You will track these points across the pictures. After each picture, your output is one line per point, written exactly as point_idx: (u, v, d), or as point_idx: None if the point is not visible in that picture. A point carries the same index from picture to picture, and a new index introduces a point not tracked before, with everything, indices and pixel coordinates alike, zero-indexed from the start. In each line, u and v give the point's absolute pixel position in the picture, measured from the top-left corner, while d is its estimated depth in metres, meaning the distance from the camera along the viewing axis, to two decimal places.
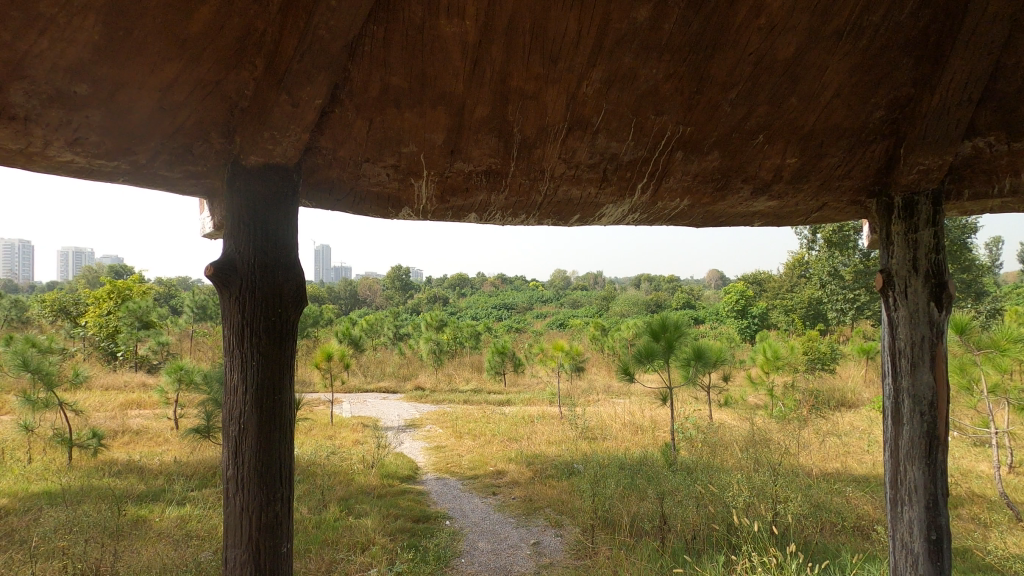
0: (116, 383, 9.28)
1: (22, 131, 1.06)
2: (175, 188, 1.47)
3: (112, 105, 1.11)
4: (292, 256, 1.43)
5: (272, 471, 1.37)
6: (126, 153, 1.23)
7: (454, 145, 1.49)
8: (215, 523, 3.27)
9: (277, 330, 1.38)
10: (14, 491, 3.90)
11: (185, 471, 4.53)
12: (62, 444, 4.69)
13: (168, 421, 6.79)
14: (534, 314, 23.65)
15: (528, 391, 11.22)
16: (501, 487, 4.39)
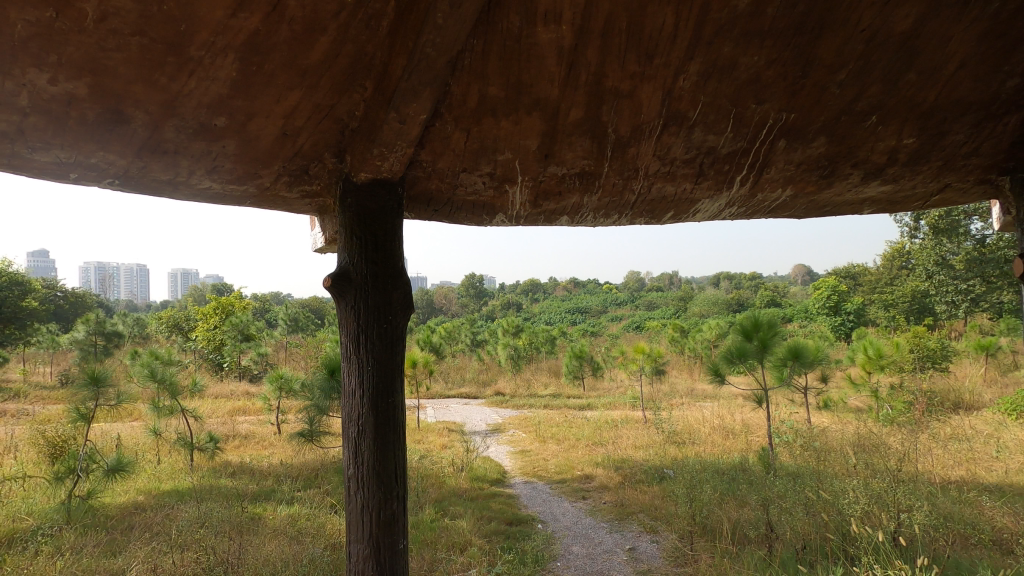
0: (224, 391, 10.10)
1: (172, 163, 1.20)
2: (291, 207, 1.59)
3: (244, 134, 1.21)
4: (400, 265, 1.51)
5: (389, 470, 1.43)
6: (254, 177, 1.36)
7: (548, 150, 1.51)
8: (322, 522, 3.46)
9: (388, 336, 1.45)
10: (149, 489, 4.33)
11: (291, 473, 4.85)
12: (186, 447, 5.16)
13: (272, 426, 7.31)
14: (610, 317, 23.29)
15: (609, 395, 11.07)
16: (591, 492, 4.35)
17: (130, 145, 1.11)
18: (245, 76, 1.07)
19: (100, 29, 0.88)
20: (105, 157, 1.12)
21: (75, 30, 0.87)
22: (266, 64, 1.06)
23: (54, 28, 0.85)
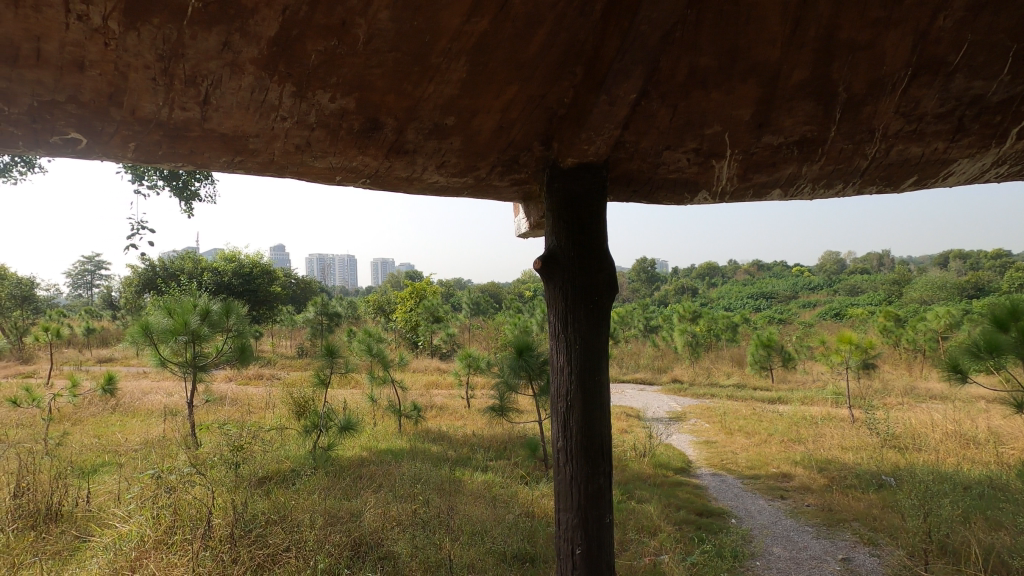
0: (421, 366, 11.32)
1: (410, 161, 1.36)
2: (499, 195, 1.71)
3: (467, 130, 1.32)
4: (604, 246, 1.54)
5: (595, 446, 1.47)
6: (472, 169, 1.49)
7: (763, 119, 1.40)
8: (515, 490, 3.71)
9: (594, 316, 1.49)
10: (370, 446, 5.06)
11: (483, 443, 5.27)
12: (396, 413, 5.92)
13: (462, 399, 8.02)
14: (802, 302, 20.91)
15: (804, 388, 9.99)
16: (790, 491, 3.99)
17: (381, 148, 1.28)
18: (473, 74, 1.16)
19: (367, 49, 1.00)
20: (363, 160, 1.31)
21: (350, 53, 1.00)
22: (490, 62, 1.13)
23: (336, 53, 0.99)
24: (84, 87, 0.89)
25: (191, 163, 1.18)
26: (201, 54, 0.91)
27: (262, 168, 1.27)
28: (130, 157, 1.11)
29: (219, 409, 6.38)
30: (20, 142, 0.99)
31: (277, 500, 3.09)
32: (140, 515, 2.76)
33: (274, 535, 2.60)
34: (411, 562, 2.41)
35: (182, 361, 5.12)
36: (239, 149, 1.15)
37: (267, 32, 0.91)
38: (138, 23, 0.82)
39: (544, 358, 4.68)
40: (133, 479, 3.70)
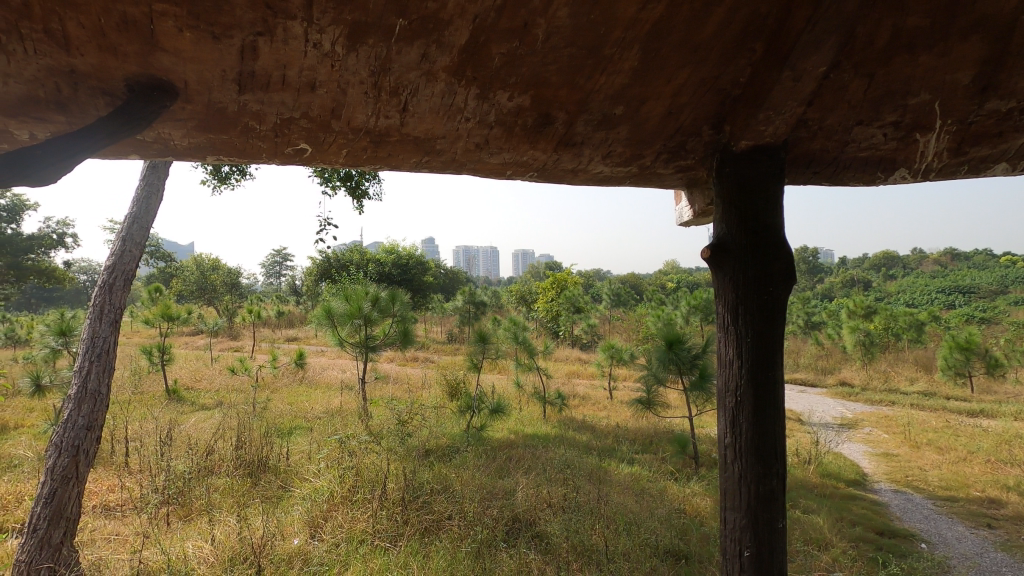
0: (562, 356, 11.47)
1: (577, 152, 1.39)
2: (662, 183, 1.67)
3: (635, 119, 1.30)
4: (780, 233, 1.44)
5: (768, 445, 1.39)
6: (637, 158, 1.47)
7: (987, 82, 1.21)
8: (663, 485, 3.63)
9: (769, 308, 1.40)
10: (517, 430, 5.27)
11: (628, 435, 5.22)
12: (540, 399, 6.09)
13: (604, 390, 7.99)
14: (1015, 298, 17.37)
15: (1016, 401, 8.34)
16: (999, 520, 3.39)
17: (551, 142, 1.32)
18: (645, 63, 1.13)
19: (545, 47, 1.04)
20: (533, 154, 1.36)
21: (529, 53, 1.04)
22: (663, 48, 1.09)
23: (516, 54, 1.04)
24: (313, 104, 1.05)
25: (386, 165, 1.32)
26: (404, 67, 1.01)
27: (444, 166, 1.38)
28: (340, 163, 1.27)
29: (384, 386, 7.09)
30: (262, 154, 1.18)
31: (440, 470, 3.36)
32: (329, 473, 3.19)
33: (437, 503, 2.84)
34: (564, 543, 2.49)
35: (357, 342, 5.78)
36: (427, 150, 1.27)
37: (459, 41, 0.99)
38: (358, 45, 0.95)
39: (695, 352, 4.49)
40: (321, 442, 4.27)
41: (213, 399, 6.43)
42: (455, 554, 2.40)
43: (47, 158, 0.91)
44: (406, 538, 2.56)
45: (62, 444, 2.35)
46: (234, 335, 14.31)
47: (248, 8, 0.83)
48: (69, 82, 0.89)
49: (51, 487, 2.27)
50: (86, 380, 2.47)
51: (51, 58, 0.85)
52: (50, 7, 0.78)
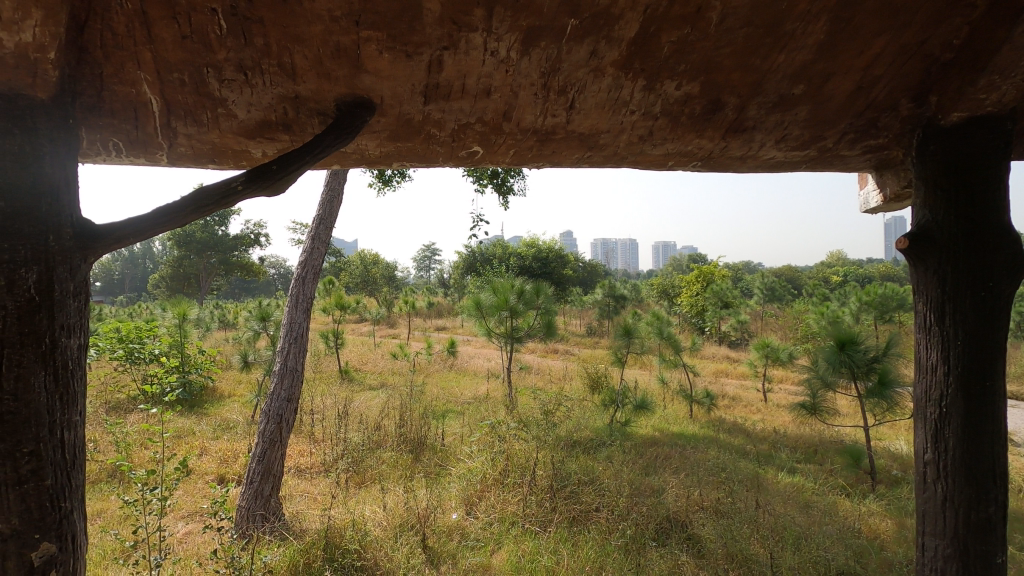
0: (708, 354, 10.84)
1: (748, 138, 1.30)
2: (845, 167, 1.51)
3: (818, 98, 1.19)
4: (1003, 219, 1.22)
5: (983, 466, 1.19)
6: (818, 140, 1.34)
7: None
8: (832, 500, 3.28)
9: (987, 308, 1.20)
10: (663, 428, 5.12)
11: (788, 442, 4.79)
12: (687, 398, 5.82)
13: (758, 391, 7.41)
14: None
15: None
16: None
17: (719, 129, 1.26)
18: (833, 36, 1.02)
19: (719, 31, 0.99)
20: (698, 143, 1.31)
21: (701, 38, 1.01)
22: (856, 15, 0.98)
23: (687, 41, 1.01)
24: (487, 109, 1.11)
25: (549, 162, 1.36)
26: (573, 65, 1.04)
27: (605, 160, 1.38)
28: (508, 162, 1.34)
29: (528, 377, 7.31)
30: (439, 158, 1.29)
31: (586, 462, 3.40)
32: (481, 455, 3.38)
33: (585, 494, 2.87)
34: (719, 550, 2.38)
35: (503, 332, 6.03)
36: (590, 145, 1.28)
37: (629, 34, 0.98)
38: (530, 49, 0.99)
39: (873, 354, 3.97)
40: (471, 427, 4.54)
41: (377, 381, 7.14)
42: (605, 547, 2.42)
43: (283, 171, 1.02)
44: (555, 524, 2.63)
45: (270, 412, 2.77)
46: (392, 323, 15.73)
47: (437, 25, 0.91)
48: (294, 106, 1.05)
49: (263, 447, 2.70)
50: (287, 358, 2.89)
51: (282, 87, 1.01)
52: (284, 45, 0.92)
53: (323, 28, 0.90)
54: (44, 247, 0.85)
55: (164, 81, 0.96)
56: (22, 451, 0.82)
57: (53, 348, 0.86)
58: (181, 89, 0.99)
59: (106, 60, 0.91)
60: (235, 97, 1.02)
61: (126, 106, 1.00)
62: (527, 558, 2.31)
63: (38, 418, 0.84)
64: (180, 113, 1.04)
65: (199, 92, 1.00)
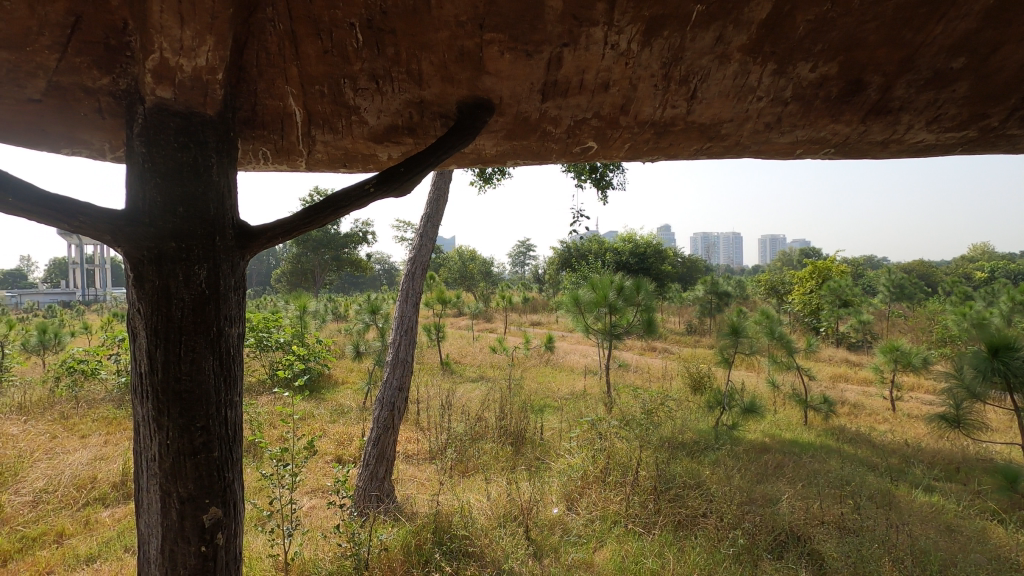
0: (824, 357, 10.01)
1: (893, 121, 1.18)
2: (1014, 147, 1.32)
3: (982, 71, 1.05)
4: None
5: None
6: (979, 119, 1.19)
7: None
8: (981, 525, 2.91)
9: None
10: (774, 434, 4.80)
11: (923, 457, 4.31)
12: (801, 403, 5.41)
13: (884, 400, 6.72)
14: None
15: None
16: None
17: (859, 112, 1.16)
18: None
19: (865, 4, 0.90)
20: (833, 129, 1.21)
21: (843, 14, 0.92)
22: None
23: (827, 18, 0.93)
24: (605, 104, 1.10)
25: (665, 155, 1.31)
26: (697, 53, 0.99)
27: (725, 152, 1.31)
28: (621, 157, 1.32)
29: (626, 374, 7.18)
30: (553, 155, 1.29)
31: (691, 465, 3.27)
32: (581, 452, 3.37)
33: (691, 498, 2.77)
34: (845, 570, 2.19)
35: (602, 329, 5.96)
36: (711, 136, 1.23)
37: (760, 16, 0.92)
38: (652, 39, 0.96)
39: None
40: (570, 422, 4.55)
41: (477, 374, 7.34)
42: (714, 555, 2.32)
43: (410, 172, 1.08)
44: (659, 527, 2.57)
45: (383, 399, 2.94)
46: (489, 318, 16.13)
47: (558, 22, 0.92)
48: (419, 110, 1.10)
49: (377, 432, 2.87)
50: (398, 349, 3.05)
51: (408, 93, 1.06)
52: (413, 52, 0.97)
53: (449, 33, 0.93)
54: (211, 246, 0.96)
55: (307, 93, 1.05)
56: (195, 425, 0.93)
57: (218, 335, 0.97)
58: (321, 99, 1.07)
59: (260, 77, 1.01)
60: (367, 105, 1.09)
61: (274, 118, 1.10)
62: (631, 559, 2.27)
63: (208, 397, 0.95)
64: (319, 123, 1.13)
65: (336, 102, 1.08)
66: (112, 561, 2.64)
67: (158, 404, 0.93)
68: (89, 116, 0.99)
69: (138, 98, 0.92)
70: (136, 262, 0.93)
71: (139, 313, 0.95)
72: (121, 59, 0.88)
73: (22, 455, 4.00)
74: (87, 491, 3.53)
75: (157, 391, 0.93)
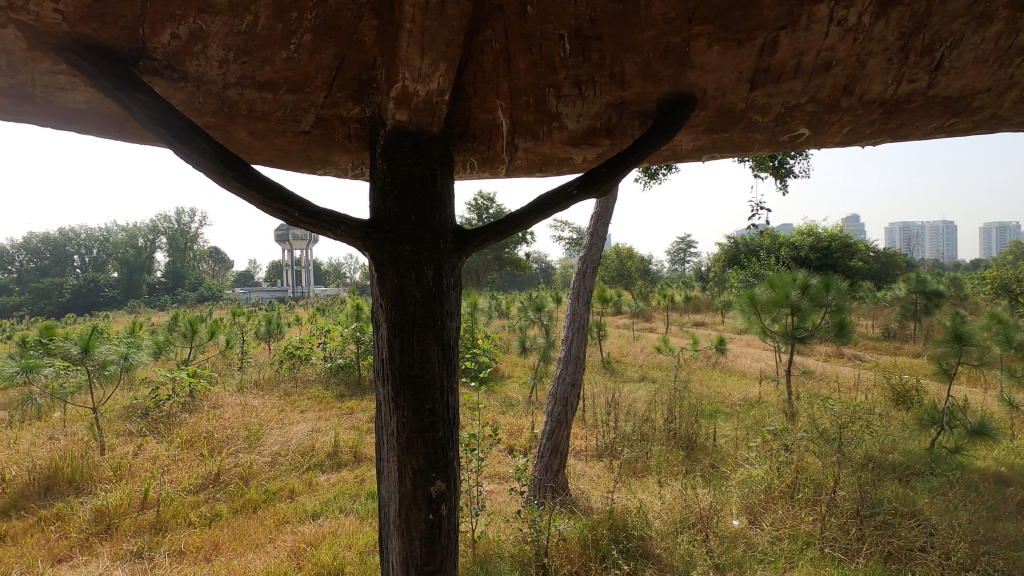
0: None
1: None
2: None
3: None
4: None
5: None
6: None
7: None
8: None
9: None
10: (1012, 463, 3.96)
11: None
12: None
13: None
14: None
15: None
16: None
17: None
18: None
19: None
20: None
21: None
22: None
23: None
24: (824, 86, 1.01)
25: (893, 137, 1.16)
26: (947, 16, 0.88)
27: (975, 127, 1.12)
28: (837, 142, 1.20)
29: (810, 382, 6.46)
30: (756, 146, 1.22)
31: (902, 491, 2.85)
32: (764, 463, 3.13)
33: (904, 528, 2.42)
34: None
35: (781, 331, 5.46)
36: (957, 110, 1.06)
37: None
38: (890, 8, 0.87)
39: None
40: (747, 431, 4.24)
41: (639, 374, 7.21)
42: None
43: (610, 173, 1.10)
44: (864, 556, 2.29)
45: (557, 394, 3.04)
46: (648, 317, 15.69)
47: (776, 5, 0.87)
48: (619, 111, 1.12)
49: (551, 426, 2.98)
50: (571, 346, 3.11)
51: (609, 95, 1.08)
52: (618, 55, 0.99)
53: (656, 32, 0.94)
54: (437, 248, 1.08)
55: (515, 104, 1.13)
56: (425, 407, 1.06)
57: (442, 328, 1.09)
58: (526, 110, 1.14)
59: (474, 94, 1.10)
60: (568, 111, 1.13)
61: (483, 131, 1.20)
62: None
63: (433, 382, 1.07)
64: (523, 131, 1.20)
65: (539, 110, 1.14)
66: (331, 518, 3.11)
67: (395, 386, 1.07)
68: (340, 142, 1.17)
69: (380, 123, 1.07)
70: (378, 263, 1.07)
71: (381, 308, 1.10)
72: (369, 90, 1.04)
73: (262, 423, 4.89)
74: (309, 458, 4.19)
75: (395, 375, 1.07)
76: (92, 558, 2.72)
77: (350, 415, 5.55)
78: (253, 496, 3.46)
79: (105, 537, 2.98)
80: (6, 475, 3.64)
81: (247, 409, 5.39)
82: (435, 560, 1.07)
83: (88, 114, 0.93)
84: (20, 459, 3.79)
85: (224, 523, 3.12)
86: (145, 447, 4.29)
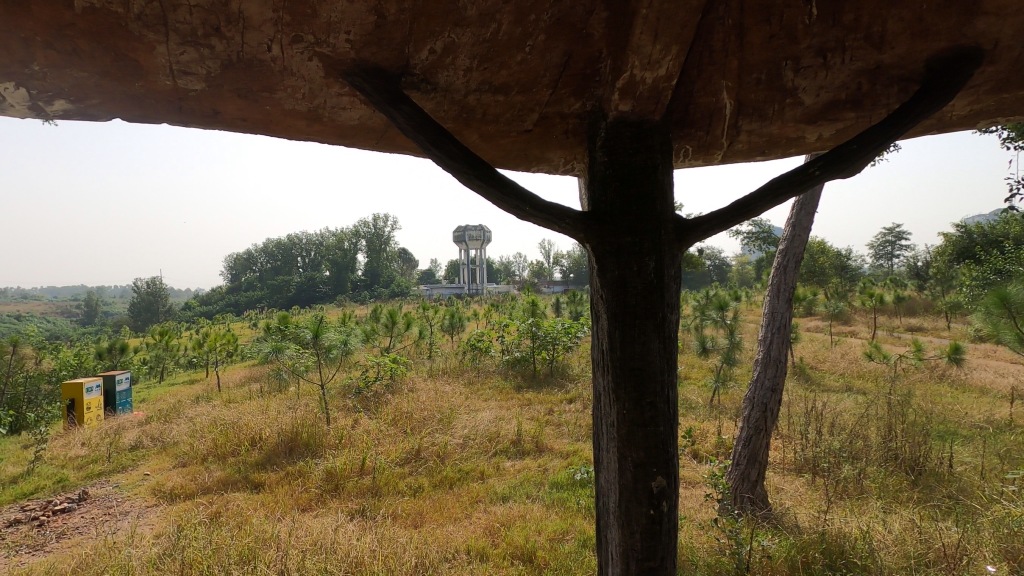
0: None
1: None
2: None
3: None
4: None
5: None
6: None
7: None
8: None
9: None
10: None
11: None
12: None
13: None
14: None
15: None
16: None
17: None
18: None
19: None
20: None
21: None
22: None
23: None
24: None
25: None
26: None
27: None
28: None
29: None
30: None
31: None
32: None
33: None
34: None
35: None
36: None
37: None
38: None
39: None
40: (998, 460, 3.49)
41: (842, 382, 6.36)
42: None
43: (862, 149, 0.98)
44: None
45: (755, 399, 2.81)
46: (849, 319, 13.75)
47: None
48: (871, 78, 1.00)
49: (748, 433, 2.78)
50: (770, 348, 2.85)
51: (862, 61, 0.97)
52: (880, 13, 0.90)
53: None
54: (658, 237, 1.06)
55: (743, 83, 1.03)
56: (646, 399, 1.05)
57: (663, 320, 1.06)
58: (755, 87, 1.05)
59: (698, 77, 1.02)
60: (807, 84, 1.02)
61: (703, 116, 1.11)
62: None
63: (654, 374, 1.05)
64: (748, 112, 1.10)
65: (771, 87, 1.04)
66: (520, 503, 3.26)
67: (615, 377, 1.07)
68: (557, 138, 1.20)
69: (602, 116, 1.07)
70: (598, 254, 1.08)
71: (601, 300, 1.11)
72: (591, 83, 1.05)
73: (452, 408, 5.33)
74: (495, 444, 4.45)
75: (615, 365, 1.07)
76: (328, 511, 3.23)
77: (529, 406, 5.77)
78: (449, 474, 3.79)
79: (335, 494, 3.50)
80: (262, 435, 4.47)
81: (440, 394, 5.93)
82: (656, 557, 1.05)
83: (358, 129, 1.09)
84: (272, 423, 4.62)
85: (427, 495, 3.46)
86: (360, 421, 4.94)
